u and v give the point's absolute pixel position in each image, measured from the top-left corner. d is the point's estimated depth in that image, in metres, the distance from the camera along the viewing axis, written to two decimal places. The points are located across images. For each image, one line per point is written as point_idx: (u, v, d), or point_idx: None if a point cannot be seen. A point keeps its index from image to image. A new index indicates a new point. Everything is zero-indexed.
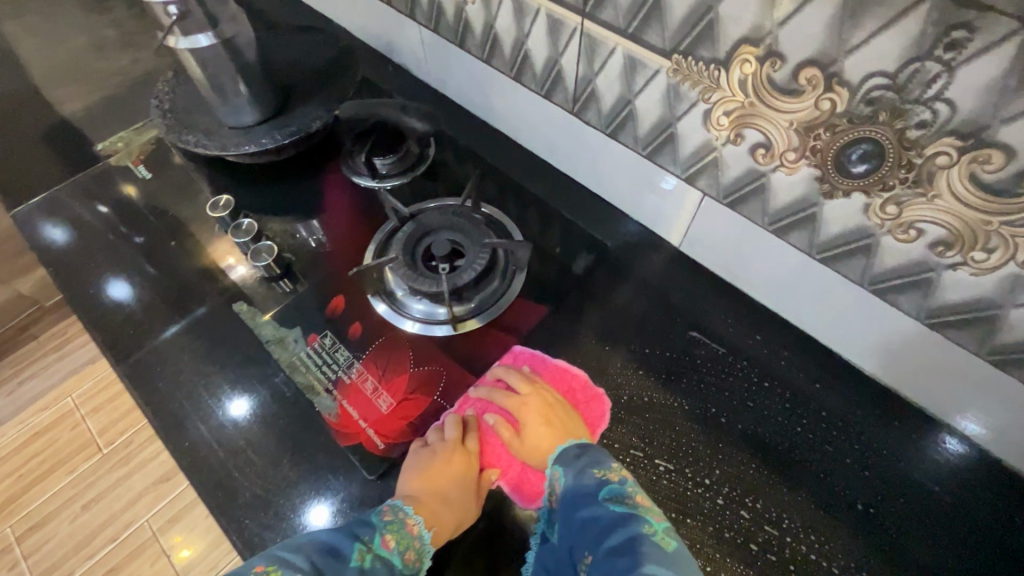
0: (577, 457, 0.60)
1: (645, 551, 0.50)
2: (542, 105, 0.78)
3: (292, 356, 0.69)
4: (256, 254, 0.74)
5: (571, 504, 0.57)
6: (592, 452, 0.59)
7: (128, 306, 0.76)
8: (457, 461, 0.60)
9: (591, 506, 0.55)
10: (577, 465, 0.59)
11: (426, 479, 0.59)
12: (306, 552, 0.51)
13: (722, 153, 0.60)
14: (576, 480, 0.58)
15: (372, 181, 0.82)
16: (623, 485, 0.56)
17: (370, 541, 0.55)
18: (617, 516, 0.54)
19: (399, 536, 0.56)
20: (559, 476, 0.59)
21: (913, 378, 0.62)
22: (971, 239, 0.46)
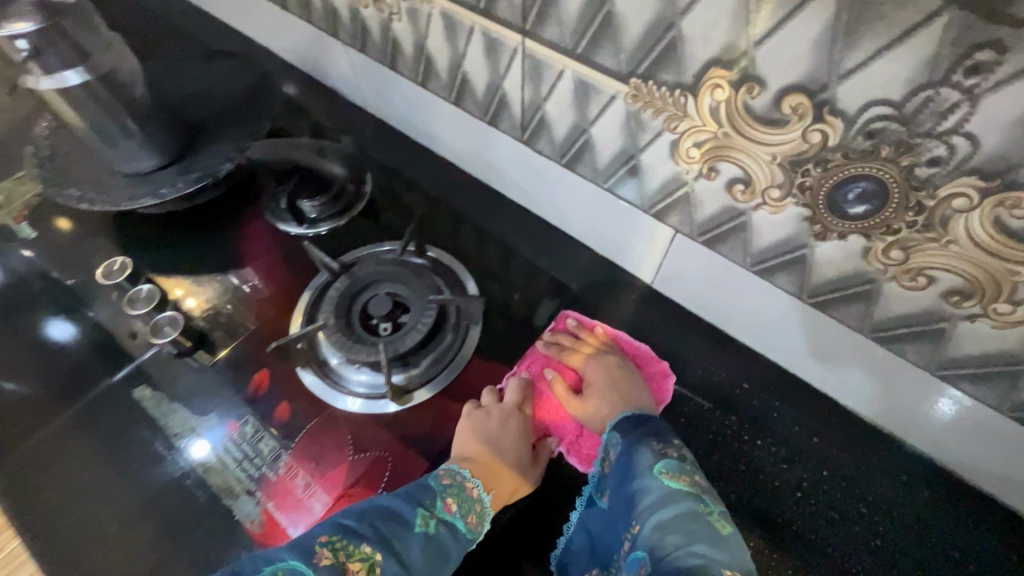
0: (637, 427, 0.54)
1: (695, 528, 0.44)
2: (489, 132, 0.68)
3: (205, 452, 0.58)
4: (157, 329, 0.63)
5: (620, 472, 0.52)
6: (652, 425, 0.54)
7: (4, 401, 0.63)
8: (513, 427, 0.59)
9: (642, 478, 0.50)
10: (635, 434, 0.54)
11: (482, 441, 0.57)
12: (369, 520, 0.48)
13: (694, 188, 0.51)
14: (630, 449, 0.52)
15: (301, 228, 0.72)
16: (682, 463, 0.50)
17: (431, 505, 0.51)
18: (668, 491, 0.48)
19: (461, 499, 0.52)
20: (615, 441, 0.55)
21: (906, 418, 0.55)
22: (994, 289, 0.39)
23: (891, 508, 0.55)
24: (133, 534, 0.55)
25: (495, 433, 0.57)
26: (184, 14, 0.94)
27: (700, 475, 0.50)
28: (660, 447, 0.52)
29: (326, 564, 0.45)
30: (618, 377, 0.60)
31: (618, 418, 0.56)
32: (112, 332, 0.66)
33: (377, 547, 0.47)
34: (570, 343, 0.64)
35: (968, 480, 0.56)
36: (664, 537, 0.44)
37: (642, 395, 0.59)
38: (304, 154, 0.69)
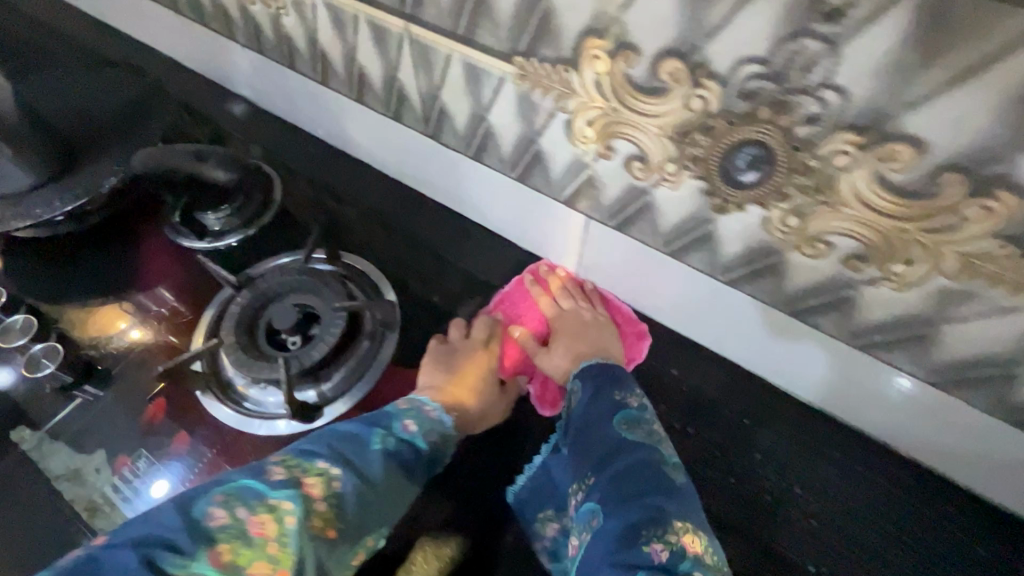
0: (599, 374, 0.55)
1: (651, 479, 0.46)
2: (396, 129, 0.65)
3: (92, 494, 0.52)
4: (33, 363, 0.57)
5: (581, 418, 0.52)
6: (615, 374, 0.55)
7: None
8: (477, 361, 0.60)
9: (603, 427, 0.50)
10: (599, 383, 0.54)
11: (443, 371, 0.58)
12: (325, 441, 0.48)
13: (596, 170, 0.49)
14: (594, 396, 0.53)
15: (201, 241, 0.67)
16: (642, 413, 0.52)
17: (389, 427, 0.51)
18: (627, 442, 0.49)
19: (419, 420, 0.52)
20: (576, 388, 0.55)
21: (824, 388, 0.54)
22: (889, 250, 0.38)
23: (823, 489, 0.54)
24: None
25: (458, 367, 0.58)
26: (73, 24, 0.88)
27: (658, 425, 0.52)
28: (623, 397, 0.52)
29: (279, 479, 0.43)
30: (589, 325, 0.61)
31: (584, 365, 0.56)
32: None
33: (335, 462, 0.46)
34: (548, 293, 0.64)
35: (902, 453, 0.55)
36: (618, 489, 0.46)
37: (610, 343, 0.60)
38: (184, 162, 0.63)
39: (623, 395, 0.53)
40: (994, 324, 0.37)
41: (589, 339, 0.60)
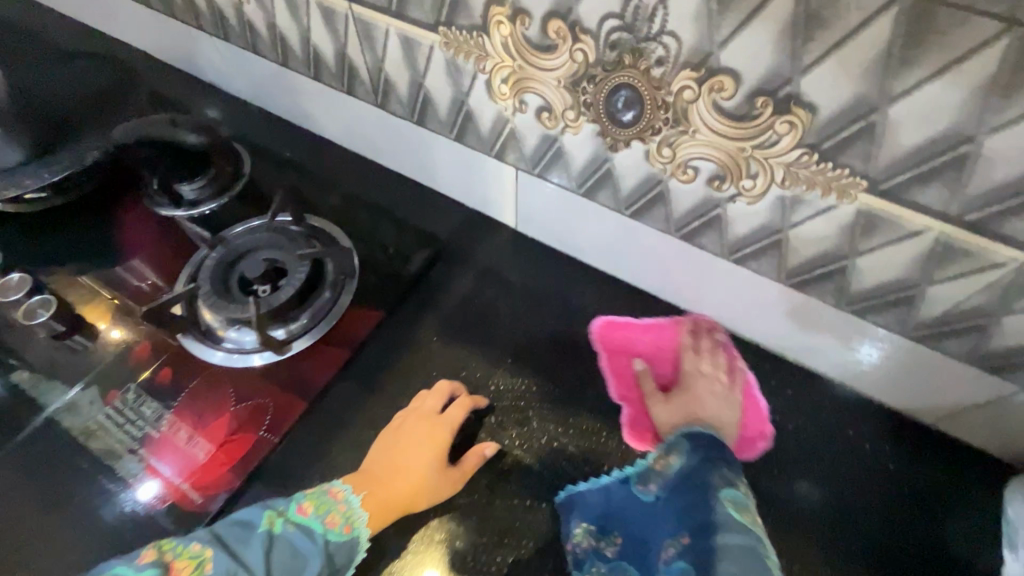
0: (709, 445, 0.54)
1: (751, 564, 0.43)
2: (350, 102, 0.73)
3: (86, 422, 0.59)
4: (31, 313, 0.65)
5: (687, 482, 0.52)
6: (725, 451, 0.54)
7: None
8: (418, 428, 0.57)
9: (708, 496, 0.50)
10: (706, 455, 0.53)
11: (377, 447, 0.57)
12: (211, 528, 0.50)
13: (516, 124, 0.58)
14: (702, 465, 0.53)
15: (177, 210, 0.75)
16: (746, 497, 0.50)
17: (285, 509, 0.51)
18: (727, 520, 0.47)
19: (320, 502, 0.52)
20: (684, 449, 0.55)
21: (724, 308, 0.63)
22: (736, 168, 0.47)
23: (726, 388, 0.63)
24: (20, 505, 0.56)
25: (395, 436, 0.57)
26: (47, 23, 0.94)
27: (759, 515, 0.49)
28: (730, 474, 0.52)
29: (146, 563, 0.46)
30: (717, 396, 0.61)
31: (696, 430, 0.56)
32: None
33: (210, 545, 0.47)
34: (694, 351, 0.64)
35: (788, 358, 0.64)
36: (717, 560, 0.44)
37: (725, 417, 0.60)
38: (155, 127, 0.71)
39: (729, 472, 0.52)
40: (820, 224, 0.47)
41: (712, 407, 0.60)
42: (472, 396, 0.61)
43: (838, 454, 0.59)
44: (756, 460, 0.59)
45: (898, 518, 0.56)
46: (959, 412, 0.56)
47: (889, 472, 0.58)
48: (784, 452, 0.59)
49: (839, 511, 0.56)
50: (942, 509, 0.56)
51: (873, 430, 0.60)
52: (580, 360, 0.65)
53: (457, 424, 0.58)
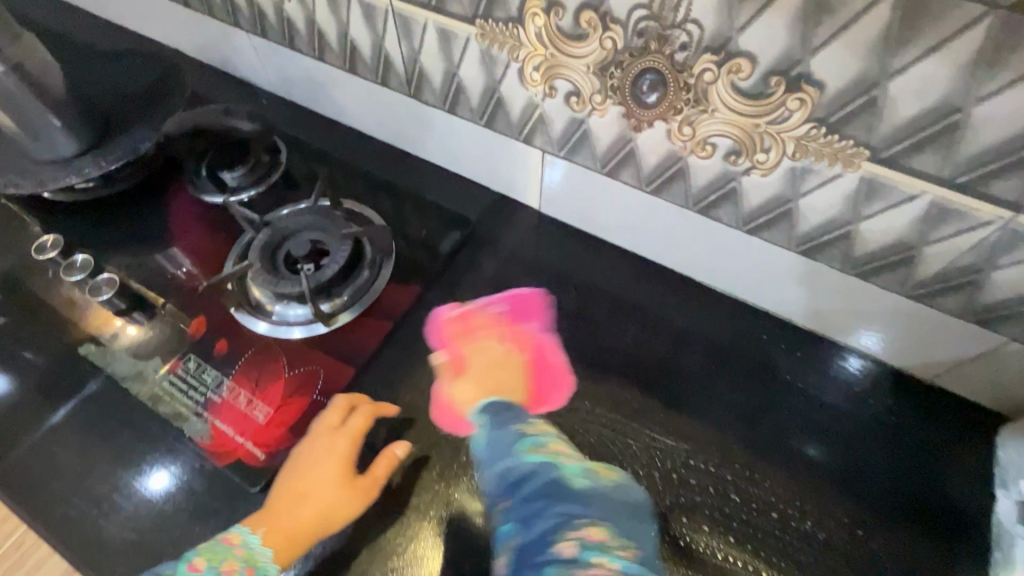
0: (501, 408, 0.62)
1: (557, 491, 0.52)
2: (383, 93, 0.78)
3: (153, 388, 0.64)
4: (95, 290, 0.69)
5: (490, 451, 0.58)
6: (515, 407, 0.62)
7: None
8: (319, 449, 0.58)
9: (506, 454, 0.57)
10: (504, 418, 0.61)
11: (282, 475, 0.58)
12: None
13: (545, 108, 0.63)
14: (496, 431, 0.59)
15: (220, 195, 0.79)
16: (540, 437, 0.59)
17: (174, 570, 0.51)
18: (529, 462, 0.55)
19: (213, 553, 0.52)
20: (483, 423, 0.61)
21: (736, 279, 0.69)
22: (752, 143, 0.52)
23: (738, 351, 0.69)
24: (96, 463, 0.61)
25: (296, 461, 0.58)
26: (87, 26, 0.99)
27: (557, 442, 0.59)
28: (517, 427, 0.60)
29: None
30: (504, 369, 0.66)
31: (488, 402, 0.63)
32: (54, 304, 0.72)
33: None
34: (490, 325, 0.70)
35: (795, 324, 0.69)
36: (534, 505, 0.51)
37: (517, 384, 0.65)
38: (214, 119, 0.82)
39: (518, 424, 0.60)
40: (828, 192, 0.52)
41: (500, 378, 0.65)
42: (373, 405, 0.62)
43: (845, 409, 0.65)
44: (769, 415, 0.64)
45: (900, 464, 0.61)
46: (952, 368, 0.62)
47: (891, 425, 0.63)
48: (793, 408, 0.65)
49: (847, 458, 0.61)
50: (942, 459, 0.61)
51: (875, 387, 0.66)
52: (603, 329, 0.71)
53: (357, 436, 0.60)
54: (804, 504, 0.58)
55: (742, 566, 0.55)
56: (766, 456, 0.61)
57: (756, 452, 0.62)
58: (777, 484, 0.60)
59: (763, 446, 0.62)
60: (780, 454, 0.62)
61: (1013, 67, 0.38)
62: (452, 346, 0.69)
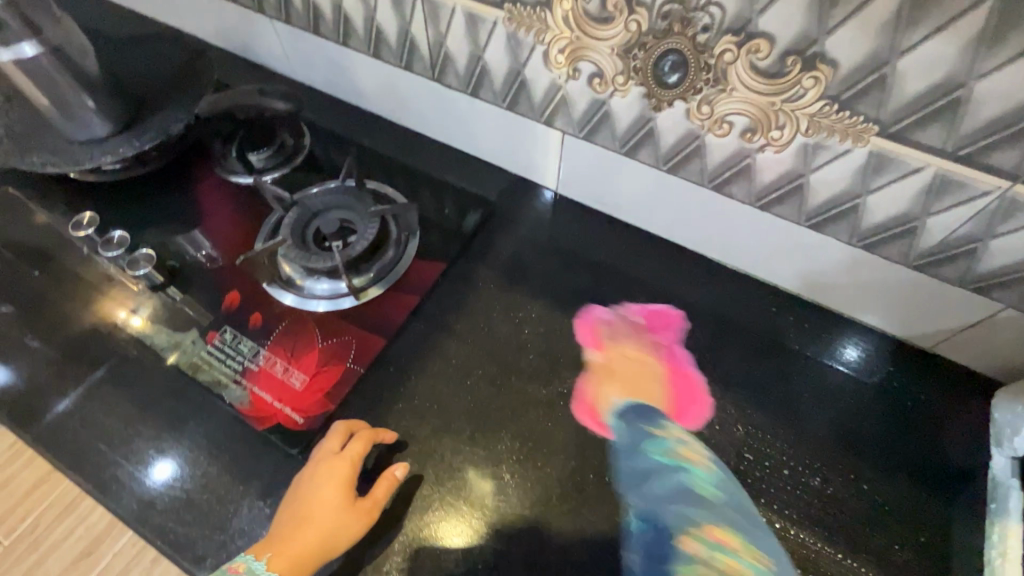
0: (634, 415, 0.66)
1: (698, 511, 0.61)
2: (406, 77, 0.81)
3: (192, 357, 0.67)
4: (133, 264, 0.72)
5: (629, 450, 0.63)
6: (647, 411, 0.66)
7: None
8: (321, 471, 0.58)
9: (643, 455, 0.63)
10: (639, 423, 0.65)
11: (287, 501, 0.57)
12: None
13: (568, 90, 0.66)
14: (636, 432, 0.64)
15: (248, 176, 0.82)
16: (668, 439, 0.64)
17: None
18: (652, 464, 0.62)
19: None
20: (625, 421, 0.65)
21: (748, 254, 0.72)
22: (767, 120, 0.56)
23: (749, 322, 0.72)
24: (139, 429, 0.63)
25: (299, 486, 0.57)
26: (108, 13, 1.01)
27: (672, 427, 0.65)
28: (654, 429, 0.65)
29: None
30: (630, 373, 0.68)
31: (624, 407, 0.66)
32: (92, 279, 0.74)
33: None
34: (628, 330, 0.72)
35: (801, 297, 0.73)
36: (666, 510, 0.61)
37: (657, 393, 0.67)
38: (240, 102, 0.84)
39: (653, 425, 0.65)
40: (838, 166, 0.56)
41: (642, 386, 0.68)
42: (371, 430, 0.61)
43: (848, 374, 0.68)
44: (778, 381, 0.68)
45: (898, 425, 0.65)
46: (950, 336, 0.66)
47: (892, 389, 0.67)
48: (800, 373, 0.69)
49: (850, 421, 0.65)
50: (940, 422, 0.65)
51: (878, 355, 0.69)
52: (621, 303, 0.74)
53: (357, 458, 0.59)
54: (810, 461, 0.62)
55: (754, 516, 0.58)
56: (776, 417, 0.65)
57: (768, 414, 0.65)
58: (786, 442, 0.63)
59: (773, 409, 0.66)
60: (789, 416, 0.65)
61: (1013, 43, 0.41)
62: (599, 351, 0.70)
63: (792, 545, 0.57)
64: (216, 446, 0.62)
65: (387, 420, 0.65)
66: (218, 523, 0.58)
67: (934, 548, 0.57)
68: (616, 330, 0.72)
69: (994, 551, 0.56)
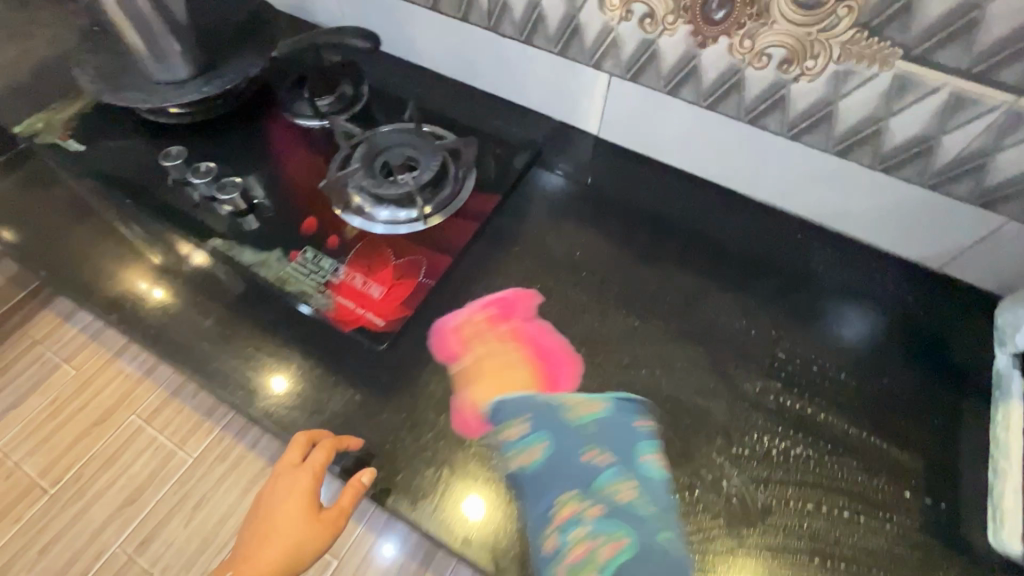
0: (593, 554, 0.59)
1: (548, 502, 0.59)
2: (461, 28, 0.88)
3: (280, 271, 0.74)
4: (222, 190, 0.78)
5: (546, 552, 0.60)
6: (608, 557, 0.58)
7: (109, 272, 0.80)
8: (289, 483, 0.62)
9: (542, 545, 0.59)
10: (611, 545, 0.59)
11: (257, 516, 0.63)
12: None
13: (619, 32, 0.74)
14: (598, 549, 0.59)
15: (314, 120, 0.89)
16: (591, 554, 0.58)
17: None
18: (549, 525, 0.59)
19: None
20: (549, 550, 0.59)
21: (778, 188, 0.80)
22: (803, 50, 0.63)
23: (777, 246, 0.80)
24: (240, 335, 0.72)
25: (268, 501, 0.63)
26: None
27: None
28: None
29: None
30: (488, 357, 0.69)
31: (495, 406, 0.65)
32: (178, 206, 0.80)
33: None
34: (483, 321, 0.72)
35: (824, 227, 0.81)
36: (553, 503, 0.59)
37: (529, 380, 0.67)
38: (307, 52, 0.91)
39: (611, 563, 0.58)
40: (864, 92, 0.63)
41: (504, 377, 0.67)
42: (334, 438, 0.62)
43: (869, 290, 0.77)
44: (804, 295, 0.76)
45: (912, 331, 0.73)
46: (959, 254, 0.74)
47: (907, 300, 0.76)
48: (824, 291, 0.77)
49: (871, 328, 0.73)
50: (951, 330, 0.73)
51: (892, 275, 0.78)
52: (661, 232, 0.82)
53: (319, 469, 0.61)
54: (836, 360, 0.70)
55: (787, 403, 0.66)
56: (805, 325, 0.73)
57: (797, 323, 0.73)
58: (813, 344, 0.72)
59: (801, 319, 0.74)
60: (817, 323, 0.74)
61: None
62: (464, 354, 0.70)
63: (828, 426, 0.65)
64: (311, 347, 0.70)
65: (456, 326, 0.72)
66: (318, 407, 0.66)
67: (946, 429, 0.65)
68: (472, 321, 0.72)
69: (998, 425, 0.63)
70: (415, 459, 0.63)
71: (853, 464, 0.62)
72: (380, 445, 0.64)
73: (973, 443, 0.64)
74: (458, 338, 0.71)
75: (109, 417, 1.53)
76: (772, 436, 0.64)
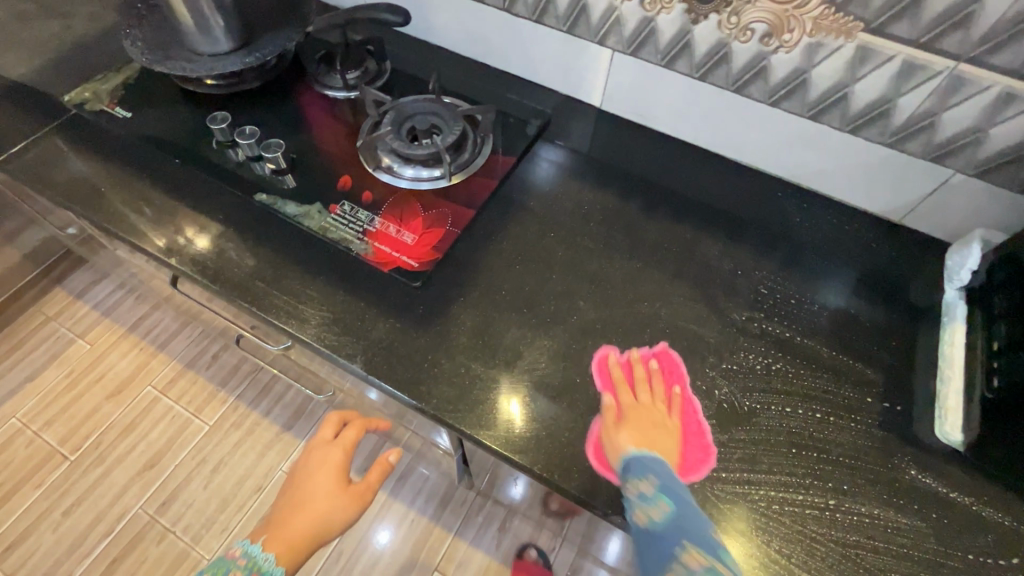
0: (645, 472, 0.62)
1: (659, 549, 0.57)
2: (477, 9, 0.97)
3: (321, 222, 0.82)
4: (267, 149, 0.88)
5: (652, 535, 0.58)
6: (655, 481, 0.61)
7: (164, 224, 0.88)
8: (325, 460, 0.75)
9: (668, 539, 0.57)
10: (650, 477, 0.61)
11: (289, 494, 0.73)
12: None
13: (622, 11, 0.84)
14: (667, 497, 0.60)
15: (343, 91, 0.98)
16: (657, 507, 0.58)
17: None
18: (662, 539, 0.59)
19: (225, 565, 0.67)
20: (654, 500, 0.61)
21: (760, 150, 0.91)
22: (782, 24, 0.74)
23: (760, 202, 0.91)
24: (290, 276, 0.81)
25: (300, 481, 0.73)
26: None
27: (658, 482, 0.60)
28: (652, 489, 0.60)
29: None
30: (656, 420, 0.67)
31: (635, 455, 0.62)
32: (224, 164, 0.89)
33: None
34: (640, 373, 0.71)
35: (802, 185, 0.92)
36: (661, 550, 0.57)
37: (670, 452, 0.64)
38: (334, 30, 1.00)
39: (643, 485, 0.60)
40: (833, 60, 0.74)
41: (657, 440, 0.65)
42: (365, 419, 0.80)
43: (841, 239, 0.88)
44: (784, 244, 0.87)
45: (875, 272, 0.85)
46: (916, 206, 0.85)
47: (872, 248, 0.87)
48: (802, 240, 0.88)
49: (841, 270, 0.85)
50: (908, 272, 0.85)
51: (861, 225, 0.89)
52: (659, 191, 0.93)
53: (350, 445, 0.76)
54: (811, 296, 0.81)
55: (770, 329, 0.77)
56: (784, 267, 0.84)
57: (777, 266, 0.84)
58: (791, 283, 0.82)
59: (781, 263, 0.85)
60: (794, 267, 0.85)
61: None
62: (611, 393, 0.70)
63: (803, 348, 0.75)
64: (353, 286, 0.80)
65: (481, 269, 0.82)
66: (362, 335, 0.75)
67: (903, 350, 0.77)
68: (638, 369, 0.72)
69: (945, 341, 0.74)
70: (450, 378, 0.72)
71: (826, 378, 0.73)
72: (420, 367, 0.73)
73: (925, 361, 0.76)
74: (644, 383, 0.71)
75: (126, 388, 1.63)
76: (757, 356, 0.74)
